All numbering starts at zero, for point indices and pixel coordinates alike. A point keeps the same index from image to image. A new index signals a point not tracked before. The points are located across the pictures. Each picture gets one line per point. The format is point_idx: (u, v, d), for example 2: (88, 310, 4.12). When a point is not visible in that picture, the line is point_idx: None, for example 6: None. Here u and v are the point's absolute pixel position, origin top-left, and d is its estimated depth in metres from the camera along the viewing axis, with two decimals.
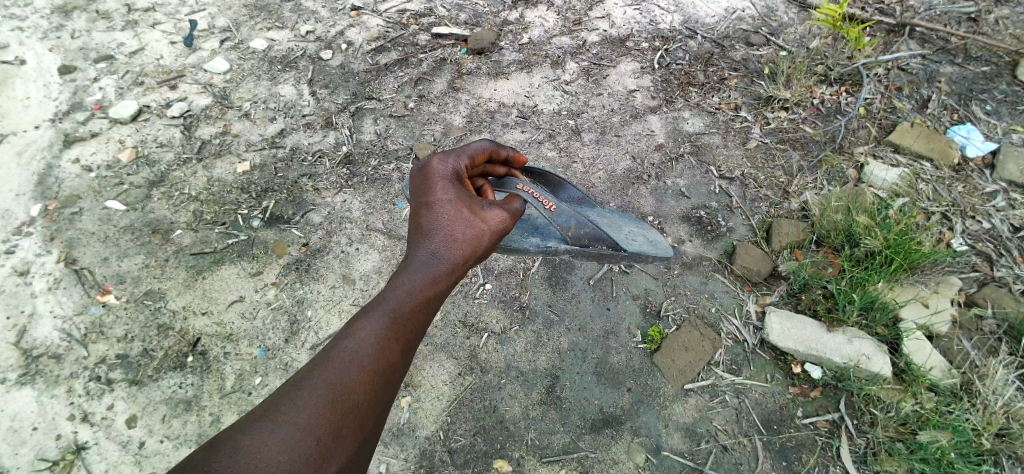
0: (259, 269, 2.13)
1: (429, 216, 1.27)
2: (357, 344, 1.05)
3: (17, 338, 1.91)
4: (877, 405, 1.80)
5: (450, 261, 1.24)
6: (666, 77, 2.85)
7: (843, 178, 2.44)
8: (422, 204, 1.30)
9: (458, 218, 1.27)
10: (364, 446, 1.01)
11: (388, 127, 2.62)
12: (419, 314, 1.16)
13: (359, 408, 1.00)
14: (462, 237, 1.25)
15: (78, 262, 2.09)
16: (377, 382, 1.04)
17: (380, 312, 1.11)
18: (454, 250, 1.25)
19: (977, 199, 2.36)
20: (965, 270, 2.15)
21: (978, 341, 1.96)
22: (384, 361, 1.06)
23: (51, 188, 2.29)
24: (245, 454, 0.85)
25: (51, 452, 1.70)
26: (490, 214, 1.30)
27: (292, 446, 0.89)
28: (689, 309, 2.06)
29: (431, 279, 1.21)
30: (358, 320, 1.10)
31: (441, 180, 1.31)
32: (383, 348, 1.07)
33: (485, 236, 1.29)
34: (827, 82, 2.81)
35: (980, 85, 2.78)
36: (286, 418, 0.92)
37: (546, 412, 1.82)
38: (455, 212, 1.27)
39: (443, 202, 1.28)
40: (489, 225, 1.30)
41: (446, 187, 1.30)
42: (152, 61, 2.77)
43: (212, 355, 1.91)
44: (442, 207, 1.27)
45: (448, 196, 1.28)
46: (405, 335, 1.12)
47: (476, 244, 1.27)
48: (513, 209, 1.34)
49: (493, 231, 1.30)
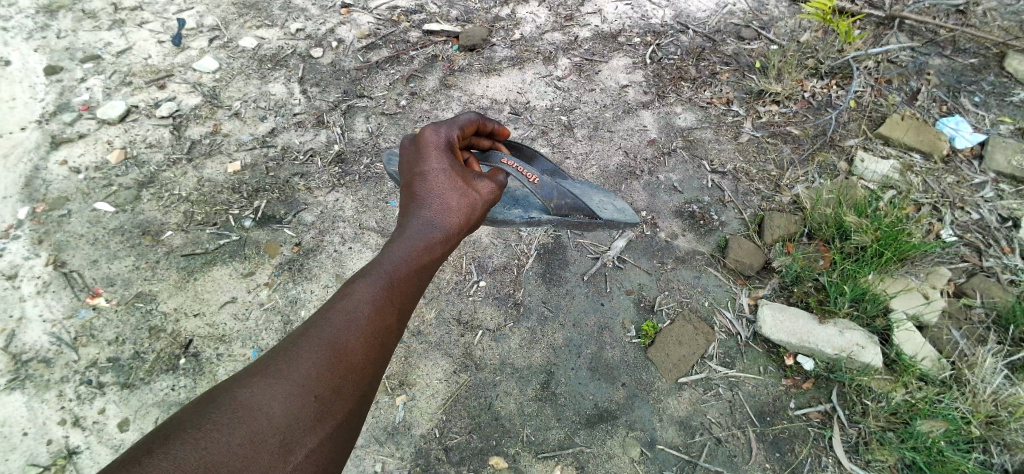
0: (251, 270, 2.11)
1: (423, 185, 1.28)
2: (353, 306, 1.05)
3: (7, 343, 1.89)
4: (869, 395, 1.82)
5: (445, 230, 1.25)
6: (658, 72, 2.85)
7: (834, 171, 2.46)
8: (416, 174, 1.30)
9: (452, 188, 1.28)
10: (360, 409, 1.01)
11: (380, 125, 2.61)
12: (414, 280, 1.18)
13: (356, 370, 1.00)
14: (456, 207, 1.27)
15: (67, 265, 2.07)
16: (374, 345, 1.04)
17: (376, 278, 1.11)
18: (448, 218, 1.26)
19: (966, 190, 2.38)
20: (954, 261, 2.17)
21: (967, 331, 1.98)
22: (380, 325, 1.06)
23: (39, 191, 2.26)
24: (241, 411, 0.85)
25: (43, 457, 1.69)
26: (481, 186, 1.33)
27: (290, 406, 0.89)
28: (683, 303, 2.07)
29: (426, 246, 1.21)
30: (353, 285, 1.09)
31: (435, 150, 1.31)
32: (379, 312, 1.07)
33: (477, 206, 1.32)
34: (817, 75, 2.82)
35: (969, 77, 2.80)
36: (282, 377, 0.91)
37: (541, 408, 1.83)
38: (449, 182, 1.27)
39: (437, 171, 1.28)
40: (481, 196, 1.32)
41: (439, 157, 1.30)
42: (140, 61, 2.74)
43: (205, 357, 1.90)
44: (436, 176, 1.28)
45: (441, 165, 1.29)
46: (400, 300, 1.12)
47: (468, 213, 1.29)
48: (500, 181, 1.37)
49: (484, 201, 1.32)
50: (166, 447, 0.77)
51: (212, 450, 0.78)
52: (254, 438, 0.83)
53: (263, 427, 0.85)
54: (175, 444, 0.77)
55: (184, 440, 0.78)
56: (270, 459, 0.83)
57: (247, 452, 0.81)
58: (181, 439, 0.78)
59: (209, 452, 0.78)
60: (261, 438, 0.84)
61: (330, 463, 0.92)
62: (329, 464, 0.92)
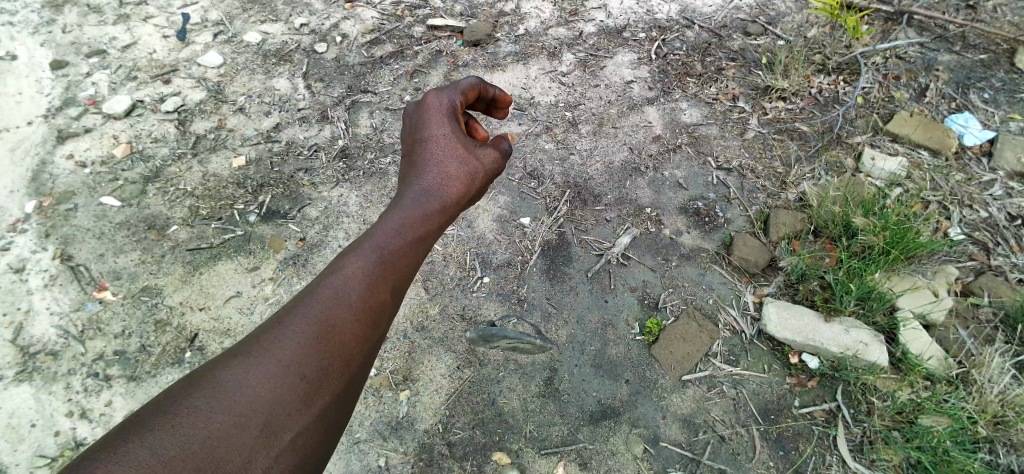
0: (256, 264, 2.12)
1: (423, 153, 1.31)
2: (343, 282, 1.02)
3: (14, 336, 1.91)
4: (874, 394, 1.81)
5: (443, 197, 1.26)
6: (664, 68, 2.83)
7: (841, 168, 2.44)
8: (419, 140, 1.33)
9: (453, 156, 1.31)
10: (350, 388, 0.97)
11: (384, 120, 2.60)
12: (415, 249, 1.17)
13: (344, 346, 0.96)
14: (455, 174, 1.29)
15: (73, 259, 2.08)
16: (365, 322, 1.01)
17: (368, 251, 1.08)
18: (447, 187, 1.28)
19: (974, 188, 2.36)
20: (962, 259, 2.15)
21: (975, 330, 1.97)
22: (372, 300, 1.03)
23: (45, 185, 2.27)
24: (224, 392, 0.80)
25: (50, 448, 1.70)
26: (483, 155, 1.35)
27: (276, 387, 0.85)
28: (687, 300, 2.06)
29: (424, 214, 1.21)
30: (344, 260, 1.06)
31: (439, 114, 1.33)
32: (371, 287, 1.04)
33: (477, 175, 1.34)
34: (825, 71, 2.80)
35: (979, 73, 2.77)
36: (269, 355, 0.88)
37: (544, 404, 1.83)
38: (450, 149, 1.31)
39: (440, 137, 1.32)
40: (482, 165, 1.35)
41: (441, 123, 1.33)
42: (145, 56, 2.75)
43: (210, 351, 1.91)
44: (436, 144, 1.31)
45: (442, 132, 1.32)
46: (393, 276, 1.10)
47: (467, 182, 1.31)
48: (505, 149, 1.38)
49: (484, 171, 1.35)
50: (138, 430, 0.71)
51: (187, 435, 0.73)
52: (235, 422, 0.78)
53: (246, 407, 0.80)
54: (150, 429, 0.72)
55: (159, 422, 0.73)
56: (253, 444, 0.78)
57: (227, 435, 0.76)
58: (158, 423, 0.73)
59: (185, 437, 0.72)
60: (243, 422, 0.79)
61: (318, 445, 0.89)
62: (317, 446, 0.89)
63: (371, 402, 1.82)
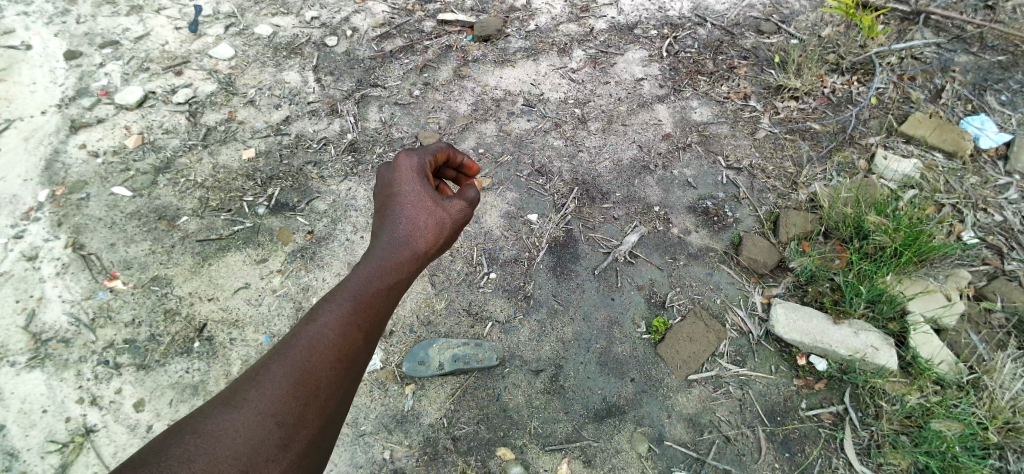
0: (264, 256, 2.13)
1: (393, 207, 1.30)
2: (317, 332, 1.05)
3: (27, 322, 1.93)
4: (882, 398, 1.79)
5: (412, 249, 1.26)
6: (674, 65, 2.82)
7: (853, 169, 2.41)
8: (388, 195, 1.32)
9: (421, 210, 1.30)
10: (325, 431, 1.02)
11: (393, 115, 2.61)
12: (381, 303, 1.16)
13: (319, 393, 1.01)
14: (422, 228, 1.28)
15: (85, 248, 2.10)
16: (338, 369, 1.04)
17: (340, 301, 1.11)
18: (417, 239, 1.27)
19: (989, 191, 2.33)
20: (975, 264, 2.12)
21: (986, 335, 1.94)
22: (345, 348, 1.06)
23: (58, 174, 2.30)
24: (203, 440, 0.86)
25: (61, 434, 1.72)
26: (451, 207, 1.35)
27: (253, 433, 0.90)
28: (694, 300, 2.05)
29: (390, 267, 1.21)
30: (319, 310, 1.09)
31: (408, 172, 1.32)
32: (343, 335, 1.07)
33: (447, 226, 1.33)
34: (838, 71, 2.77)
35: (996, 75, 2.72)
36: (246, 405, 0.93)
37: (549, 401, 1.83)
38: (419, 203, 1.30)
39: (409, 193, 1.31)
40: (449, 215, 1.34)
41: (411, 180, 1.32)
42: (157, 47, 2.76)
43: (218, 341, 1.92)
44: (406, 199, 1.30)
45: (412, 188, 1.31)
46: (365, 323, 1.12)
47: (434, 235, 1.30)
48: (471, 197, 1.38)
49: (451, 222, 1.34)
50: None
51: None
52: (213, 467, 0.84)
53: (225, 453, 0.86)
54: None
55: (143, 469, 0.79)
56: None
57: None
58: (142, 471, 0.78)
59: None
60: (220, 468, 0.84)
61: None
62: None
63: (377, 395, 1.83)
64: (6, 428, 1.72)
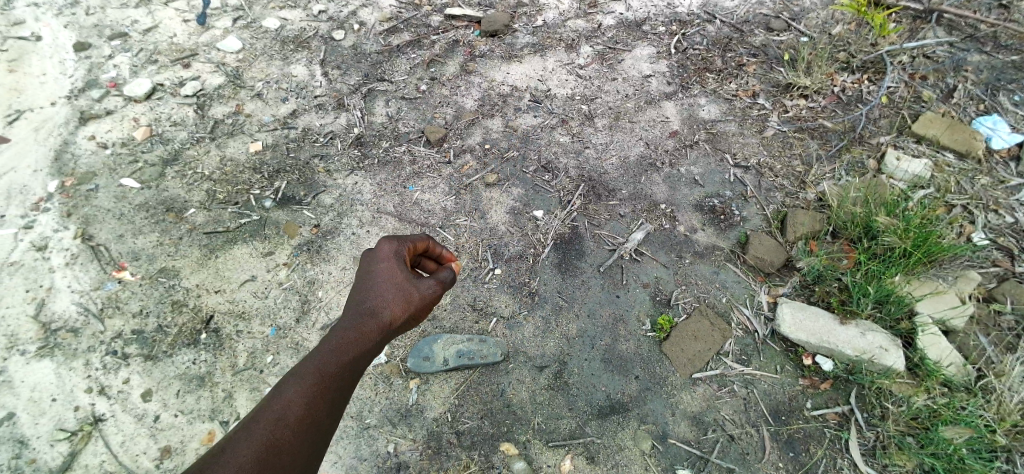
0: (271, 249, 2.14)
1: (366, 288, 1.32)
2: (283, 405, 1.07)
3: (36, 311, 1.94)
4: (889, 399, 1.78)
5: (381, 328, 1.27)
6: (683, 62, 2.80)
7: (862, 168, 2.39)
8: (364, 276, 1.34)
9: (394, 290, 1.31)
10: None
11: (400, 109, 2.60)
12: (344, 380, 1.18)
13: (282, 464, 1.01)
14: (389, 307, 1.30)
15: (94, 238, 2.12)
16: (298, 443, 1.05)
17: (305, 376, 1.13)
18: (386, 318, 1.29)
19: (1000, 192, 2.30)
20: (985, 265, 2.10)
21: (995, 337, 1.92)
22: (307, 423, 1.08)
23: (68, 165, 2.31)
24: None
25: (70, 423, 1.73)
26: (424, 287, 1.35)
27: None
28: (700, 298, 2.05)
29: (353, 343, 1.23)
30: (285, 384, 1.11)
31: (385, 256, 1.35)
32: (306, 410, 1.09)
33: (417, 306, 1.34)
34: (849, 69, 2.75)
35: (1009, 75, 2.69)
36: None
37: (553, 397, 1.83)
38: (393, 284, 1.32)
39: (384, 275, 1.33)
40: (418, 294, 1.34)
41: (388, 264, 1.34)
42: (165, 40, 2.77)
43: (225, 333, 1.93)
44: (380, 281, 1.32)
45: (386, 271, 1.33)
46: (328, 399, 1.14)
47: (400, 314, 1.31)
48: (446, 280, 1.39)
49: (418, 301, 1.34)
50: None
51: None
52: None
53: None
54: None
55: None
56: None
57: None
58: None
59: None
60: None
61: None
62: None
63: (382, 389, 1.83)
64: (16, 416, 1.74)
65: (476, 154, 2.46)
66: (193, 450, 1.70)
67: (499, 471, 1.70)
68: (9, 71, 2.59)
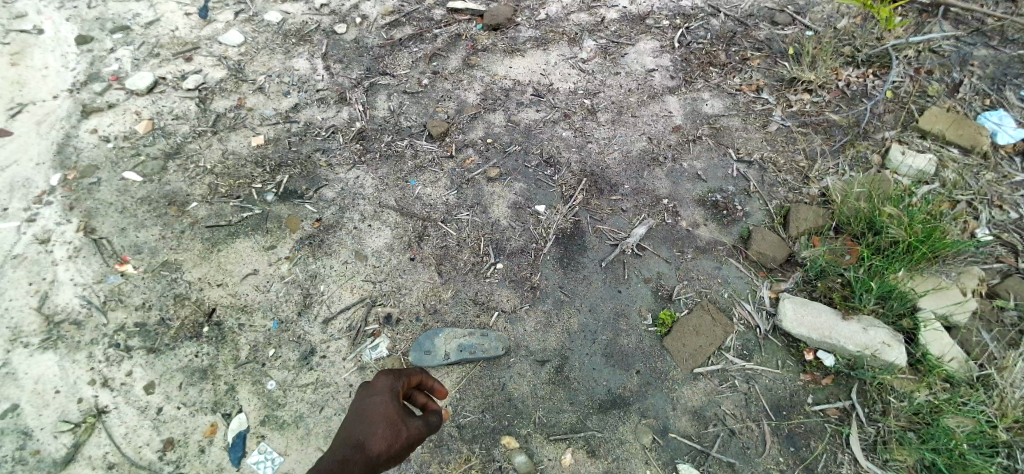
0: (273, 243, 2.14)
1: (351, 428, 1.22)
2: None
3: (40, 304, 1.94)
4: (890, 394, 1.78)
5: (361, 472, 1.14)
6: (686, 57, 2.79)
7: (865, 163, 2.38)
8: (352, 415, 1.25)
9: (381, 430, 1.21)
10: None
11: (402, 103, 2.60)
12: None
13: None
14: (373, 446, 1.18)
15: (97, 232, 2.12)
16: None
17: None
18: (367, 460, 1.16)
19: (1005, 188, 2.28)
20: (989, 261, 2.09)
21: (999, 333, 1.91)
22: None
23: (70, 158, 2.31)
24: None
25: (73, 414, 1.73)
26: (413, 426, 1.25)
27: None
28: (702, 293, 2.04)
29: None
30: None
31: (379, 390, 1.28)
32: None
33: (402, 449, 1.21)
34: (853, 64, 2.73)
35: (1016, 69, 2.67)
36: None
37: (554, 391, 1.83)
38: (382, 420, 1.22)
39: (374, 410, 1.24)
40: (405, 433, 1.22)
41: (380, 398, 1.26)
42: (167, 33, 2.77)
43: (227, 326, 1.93)
44: (368, 418, 1.23)
45: (378, 405, 1.25)
46: None
47: (384, 456, 1.18)
48: (436, 422, 1.29)
49: (404, 442, 1.21)
50: None
51: None
52: None
53: None
54: None
55: None
56: None
57: None
58: None
59: None
60: None
61: None
62: None
63: None
64: (19, 408, 1.74)
65: (478, 148, 2.45)
66: (195, 442, 1.71)
67: (500, 464, 1.70)
68: (11, 64, 2.59)
